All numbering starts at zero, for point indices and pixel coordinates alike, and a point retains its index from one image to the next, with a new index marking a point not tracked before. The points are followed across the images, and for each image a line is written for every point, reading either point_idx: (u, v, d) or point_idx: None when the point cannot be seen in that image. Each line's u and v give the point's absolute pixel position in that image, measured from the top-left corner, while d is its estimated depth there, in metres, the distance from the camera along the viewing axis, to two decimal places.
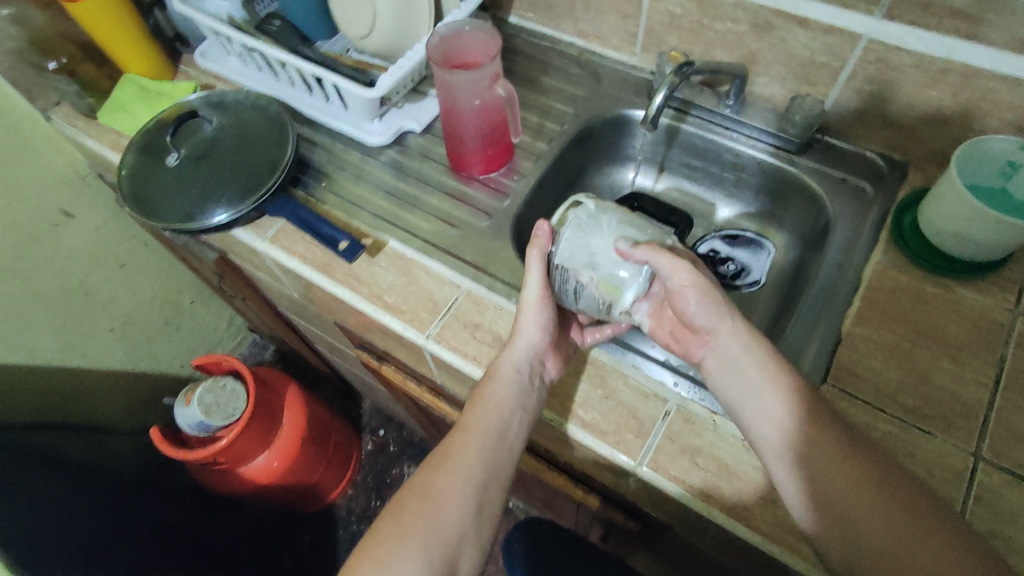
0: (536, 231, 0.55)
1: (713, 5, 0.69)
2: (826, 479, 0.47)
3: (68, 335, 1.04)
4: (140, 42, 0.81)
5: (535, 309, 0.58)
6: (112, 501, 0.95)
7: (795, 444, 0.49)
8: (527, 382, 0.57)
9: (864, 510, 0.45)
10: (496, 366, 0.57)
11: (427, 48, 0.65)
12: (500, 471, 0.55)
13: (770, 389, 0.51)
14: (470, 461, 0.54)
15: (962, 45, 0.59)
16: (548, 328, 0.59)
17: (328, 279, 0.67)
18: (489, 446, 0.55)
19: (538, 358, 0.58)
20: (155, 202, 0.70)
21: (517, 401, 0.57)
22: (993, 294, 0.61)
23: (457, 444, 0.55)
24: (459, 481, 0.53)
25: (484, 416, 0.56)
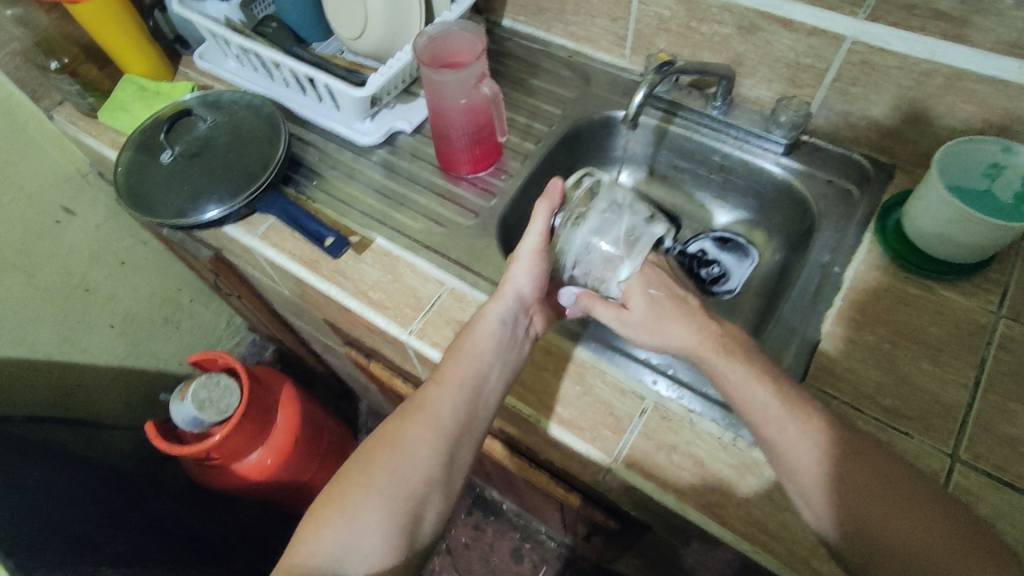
0: (549, 188, 0.59)
1: (700, 7, 0.70)
2: (809, 458, 0.47)
3: (68, 330, 1.06)
4: (137, 44, 0.83)
5: (528, 260, 0.60)
6: (105, 495, 0.96)
7: (779, 425, 0.48)
8: (510, 334, 0.58)
9: (846, 504, 0.45)
10: (480, 316, 0.58)
11: (415, 47, 0.66)
12: (473, 421, 0.55)
13: (759, 385, 0.49)
14: (441, 412, 0.54)
15: (945, 47, 0.59)
16: (537, 282, 0.61)
17: (315, 275, 0.68)
18: (464, 398, 0.55)
19: (524, 310, 0.60)
20: (148, 196, 0.72)
21: (496, 354, 0.57)
22: (977, 296, 0.60)
23: (430, 393, 0.55)
24: (429, 432, 0.53)
25: (462, 367, 0.56)
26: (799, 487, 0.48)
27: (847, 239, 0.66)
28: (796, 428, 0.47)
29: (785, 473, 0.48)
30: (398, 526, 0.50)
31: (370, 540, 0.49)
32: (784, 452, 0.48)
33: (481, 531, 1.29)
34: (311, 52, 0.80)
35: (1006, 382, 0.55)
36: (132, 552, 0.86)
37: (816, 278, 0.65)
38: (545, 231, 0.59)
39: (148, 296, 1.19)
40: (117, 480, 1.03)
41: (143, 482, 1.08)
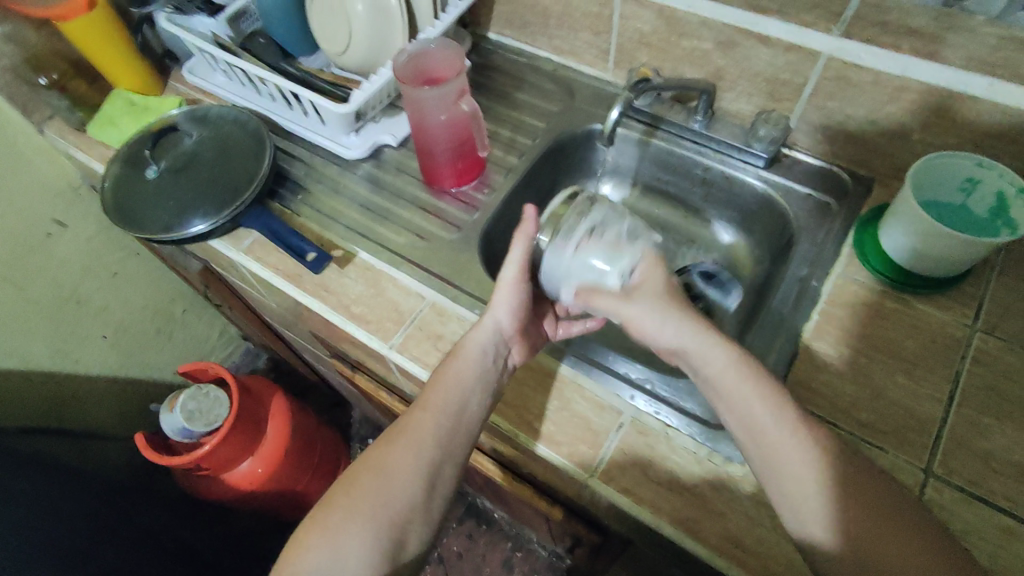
0: (524, 214, 0.58)
1: (679, 23, 0.70)
2: (799, 475, 0.46)
3: (60, 342, 1.07)
4: (127, 60, 0.84)
5: (508, 292, 0.59)
6: (105, 506, 0.96)
7: (768, 441, 0.48)
8: (491, 362, 0.58)
9: (824, 510, 0.45)
10: (463, 343, 0.58)
11: (395, 65, 0.67)
12: (455, 445, 0.55)
13: (748, 389, 0.49)
14: (424, 438, 0.54)
15: (918, 63, 0.59)
16: (518, 313, 0.59)
17: (299, 290, 0.69)
18: (446, 423, 0.55)
19: (504, 342, 0.59)
20: (134, 214, 0.72)
21: (479, 381, 0.57)
22: (953, 310, 0.61)
23: (415, 418, 0.55)
24: (412, 456, 0.53)
25: (445, 392, 0.56)
26: (777, 494, 0.47)
27: (825, 252, 0.67)
28: (781, 432, 0.48)
29: (767, 480, 0.48)
30: (382, 549, 0.50)
31: (354, 565, 0.48)
32: (772, 458, 0.48)
33: (473, 540, 1.30)
34: (297, 67, 0.81)
35: (980, 397, 0.56)
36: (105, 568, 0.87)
37: (794, 291, 0.65)
38: (523, 259, 0.58)
39: (140, 307, 1.20)
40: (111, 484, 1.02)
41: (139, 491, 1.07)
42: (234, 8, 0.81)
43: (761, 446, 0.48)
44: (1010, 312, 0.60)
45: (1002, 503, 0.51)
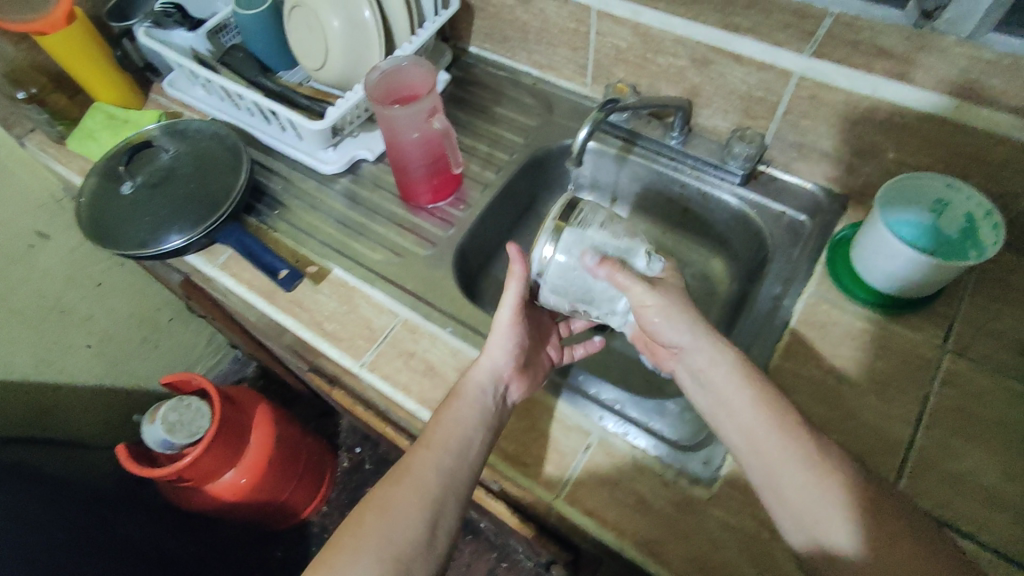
0: (512, 262, 0.57)
1: (654, 40, 0.70)
2: (802, 486, 0.46)
3: (42, 352, 1.07)
4: (105, 72, 0.84)
5: (503, 335, 0.59)
6: (86, 516, 0.95)
7: (769, 453, 0.48)
8: (491, 402, 0.58)
9: (837, 518, 0.44)
10: (462, 384, 0.58)
11: (368, 84, 0.66)
12: (456, 485, 0.54)
13: (747, 398, 0.50)
14: (426, 476, 0.53)
15: (888, 84, 0.59)
16: (516, 352, 0.59)
17: (272, 306, 0.69)
18: (448, 462, 0.54)
19: (502, 381, 0.59)
20: (111, 231, 0.71)
21: (480, 420, 0.56)
22: (924, 330, 0.61)
23: (417, 458, 0.54)
24: (414, 495, 0.52)
25: (444, 429, 0.56)
26: (784, 506, 0.47)
27: (798, 272, 0.67)
28: (778, 441, 0.48)
29: (771, 490, 0.48)
30: None
31: None
32: (772, 467, 0.48)
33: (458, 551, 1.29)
34: (275, 81, 0.81)
35: (949, 419, 0.56)
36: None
37: (766, 310, 0.65)
38: (517, 302, 0.58)
39: (126, 316, 1.20)
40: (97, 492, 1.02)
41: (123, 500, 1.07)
42: (212, 23, 0.82)
43: (762, 456, 0.48)
44: (980, 332, 0.60)
45: (967, 527, 0.51)
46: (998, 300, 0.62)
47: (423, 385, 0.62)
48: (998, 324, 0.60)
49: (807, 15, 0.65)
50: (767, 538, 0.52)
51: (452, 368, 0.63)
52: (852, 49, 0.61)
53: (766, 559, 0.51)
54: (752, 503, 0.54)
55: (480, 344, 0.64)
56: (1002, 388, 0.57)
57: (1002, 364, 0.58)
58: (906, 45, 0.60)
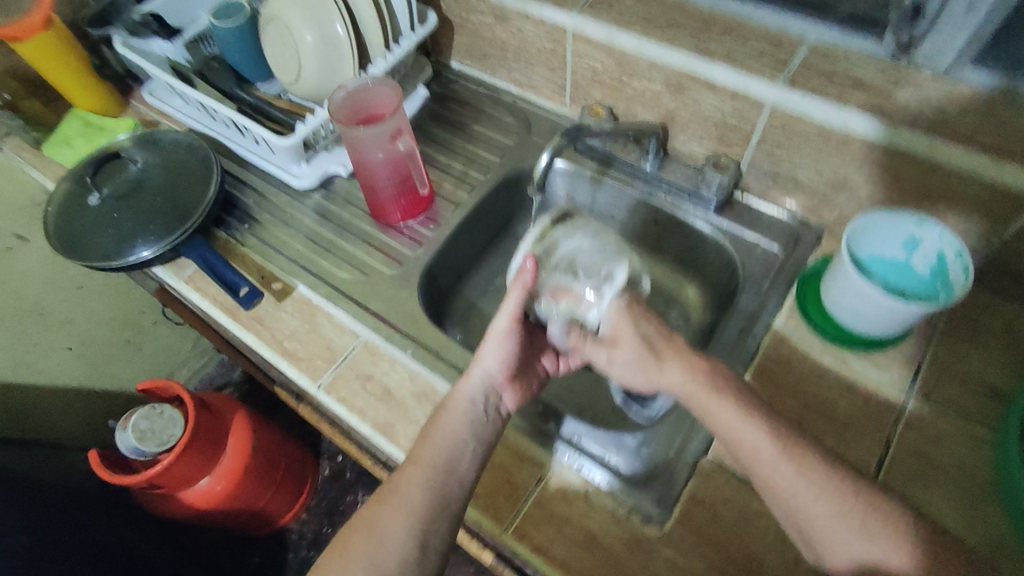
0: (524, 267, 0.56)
1: (629, 63, 0.69)
2: (809, 499, 0.46)
3: (20, 354, 1.06)
4: (85, 79, 0.83)
5: (498, 342, 0.57)
6: (59, 517, 0.93)
7: (768, 467, 0.48)
8: (482, 413, 0.55)
9: (854, 537, 0.45)
10: (451, 397, 0.55)
11: (332, 105, 0.66)
12: (447, 502, 0.50)
13: (747, 417, 0.49)
14: (415, 495, 0.50)
15: (859, 118, 0.58)
16: (509, 361, 0.58)
17: (233, 323, 0.68)
18: (437, 478, 0.51)
19: (494, 391, 0.57)
20: (79, 240, 0.70)
21: (471, 433, 0.54)
22: (890, 370, 0.60)
23: (405, 476, 0.51)
24: (403, 513, 0.49)
25: (432, 446, 0.52)
26: (792, 520, 0.48)
27: (768, 306, 0.65)
28: (776, 453, 0.47)
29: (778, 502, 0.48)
30: None
31: None
32: (772, 482, 0.48)
33: None
34: (252, 94, 0.80)
35: (907, 463, 0.55)
36: None
37: (731, 344, 0.64)
38: (515, 311, 0.56)
39: (107, 319, 1.20)
40: (70, 493, 1.00)
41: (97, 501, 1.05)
42: (190, 32, 0.82)
43: (759, 472, 0.48)
44: (946, 374, 0.59)
45: None
46: (967, 341, 0.61)
47: (380, 409, 0.61)
48: (965, 366, 0.59)
49: (783, 44, 0.64)
50: None
51: (409, 393, 0.62)
52: (826, 81, 0.60)
53: None
54: (702, 544, 0.53)
55: (439, 370, 0.63)
56: (963, 433, 0.56)
57: (964, 409, 0.57)
58: (882, 78, 0.59)
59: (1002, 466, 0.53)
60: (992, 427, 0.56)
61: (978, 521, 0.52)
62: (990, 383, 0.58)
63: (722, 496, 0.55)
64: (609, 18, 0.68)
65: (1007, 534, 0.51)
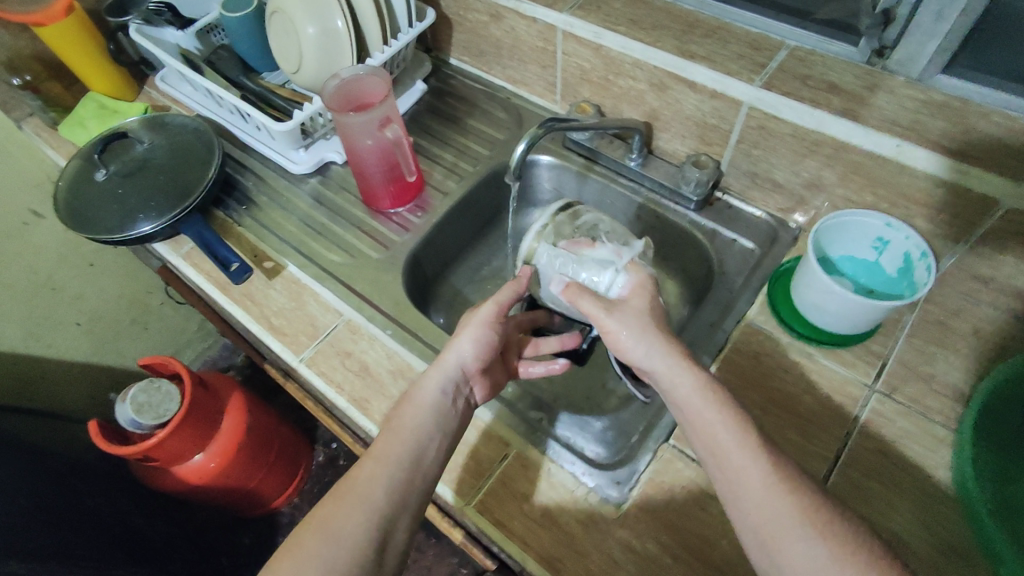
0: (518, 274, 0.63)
1: (615, 62, 0.71)
2: (764, 498, 0.43)
3: (32, 326, 1.11)
4: (102, 64, 0.88)
5: (472, 333, 0.57)
6: (59, 486, 0.96)
7: (728, 464, 0.46)
8: (448, 405, 0.55)
9: (815, 555, 0.41)
10: (417, 388, 0.55)
11: (327, 93, 0.69)
12: (407, 499, 0.50)
13: (716, 415, 0.48)
14: (375, 487, 0.49)
15: (831, 119, 0.59)
16: (481, 353, 0.58)
17: (224, 298, 0.71)
18: (398, 477, 0.50)
19: (464, 381, 0.57)
20: (83, 215, 0.74)
21: (437, 426, 0.54)
22: (855, 367, 0.61)
23: (365, 473, 0.50)
24: (362, 511, 0.47)
25: (395, 441, 0.52)
26: (750, 530, 0.44)
27: (740, 298, 0.67)
28: (744, 457, 0.45)
29: (736, 502, 0.45)
30: None
31: None
32: (734, 486, 0.45)
33: (422, 553, 1.29)
34: (256, 82, 0.84)
35: (867, 459, 0.55)
36: (55, 549, 0.84)
37: (701, 336, 0.65)
38: (503, 303, 0.59)
39: (117, 297, 1.24)
40: (71, 465, 1.03)
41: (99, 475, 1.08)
42: (201, 23, 0.86)
43: (725, 471, 0.46)
44: (910, 374, 0.60)
45: None
46: (934, 343, 0.61)
47: (356, 384, 0.64)
48: (930, 368, 0.60)
49: (763, 46, 0.65)
50: (668, 564, 0.52)
51: (386, 370, 0.65)
52: (801, 83, 0.62)
53: None
54: (658, 527, 0.54)
55: (416, 349, 0.66)
56: (924, 432, 0.56)
57: (927, 409, 0.58)
58: (856, 82, 0.61)
59: (959, 465, 0.53)
60: (953, 428, 0.56)
61: (931, 517, 0.52)
62: (955, 386, 0.59)
63: (681, 481, 0.56)
64: (596, 18, 0.71)
65: (961, 531, 0.51)
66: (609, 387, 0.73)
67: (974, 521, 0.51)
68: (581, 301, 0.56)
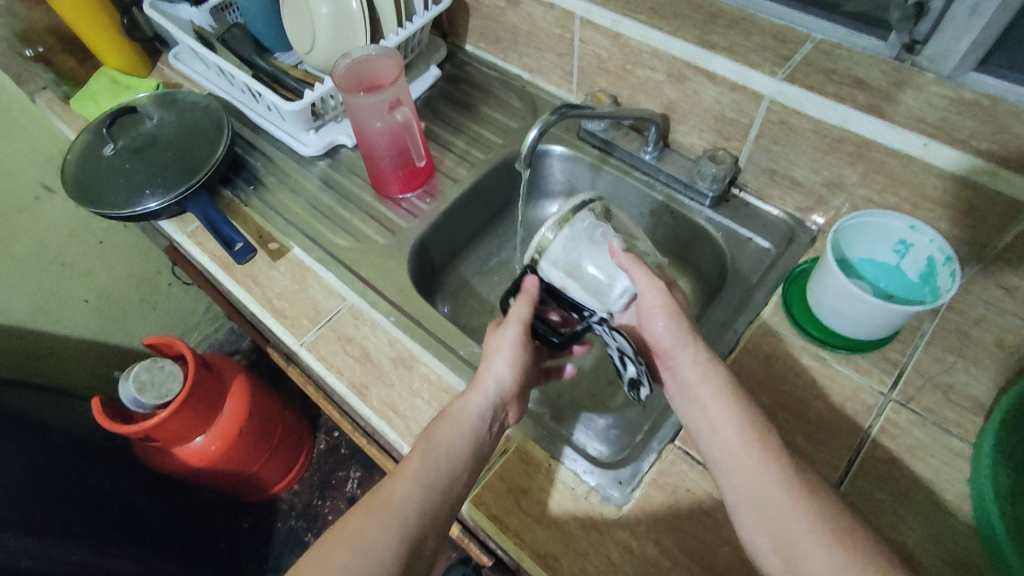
0: (524, 282, 0.57)
1: (633, 51, 0.69)
2: (777, 504, 0.43)
3: (41, 301, 1.11)
4: (116, 38, 0.88)
5: (510, 353, 0.55)
6: (61, 461, 0.96)
7: (741, 465, 0.46)
8: (486, 429, 0.52)
9: (836, 566, 0.40)
10: (456, 410, 0.52)
11: (336, 72, 0.68)
12: (436, 521, 0.46)
13: (730, 417, 0.48)
14: (407, 508, 0.45)
15: (855, 115, 0.57)
16: (519, 376, 0.55)
17: (228, 278, 0.71)
18: (432, 500, 0.47)
19: (501, 405, 0.54)
20: (91, 189, 0.73)
21: (471, 450, 0.50)
22: (871, 374, 0.59)
23: (398, 490, 0.46)
24: (392, 531, 0.44)
25: (431, 463, 0.48)
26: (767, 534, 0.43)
27: (753, 298, 0.65)
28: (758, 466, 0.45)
29: (748, 505, 0.45)
30: None
31: None
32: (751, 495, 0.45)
33: None
34: (269, 62, 0.83)
35: (879, 469, 0.53)
36: (53, 524, 0.84)
37: (711, 336, 0.64)
38: (526, 321, 0.56)
39: (126, 276, 1.25)
40: (75, 441, 1.03)
41: (102, 452, 1.08)
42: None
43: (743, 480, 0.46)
44: (927, 383, 0.58)
45: None
46: (955, 352, 0.59)
47: (357, 370, 0.63)
48: (949, 378, 0.58)
49: (788, 39, 0.63)
50: (666, 567, 0.51)
51: (388, 357, 0.64)
52: (826, 77, 0.59)
53: None
54: (659, 529, 0.52)
55: (418, 337, 0.64)
56: (939, 444, 0.54)
57: (943, 419, 0.55)
58: (884, 79, 0.58)
59: (975, 480, 0.51)
60: (971, 441, 0.54)
61: (942, 532, 0.50)
62: (975, 398, 0.56)
63: (684, 483, 0.54)
64: (616, 5, 0.69)
65: (978, 549, 0.49)
66: (615, 385, 0.72)
67: (995, 553, 0.47)
68: (643, 273, 0.51)
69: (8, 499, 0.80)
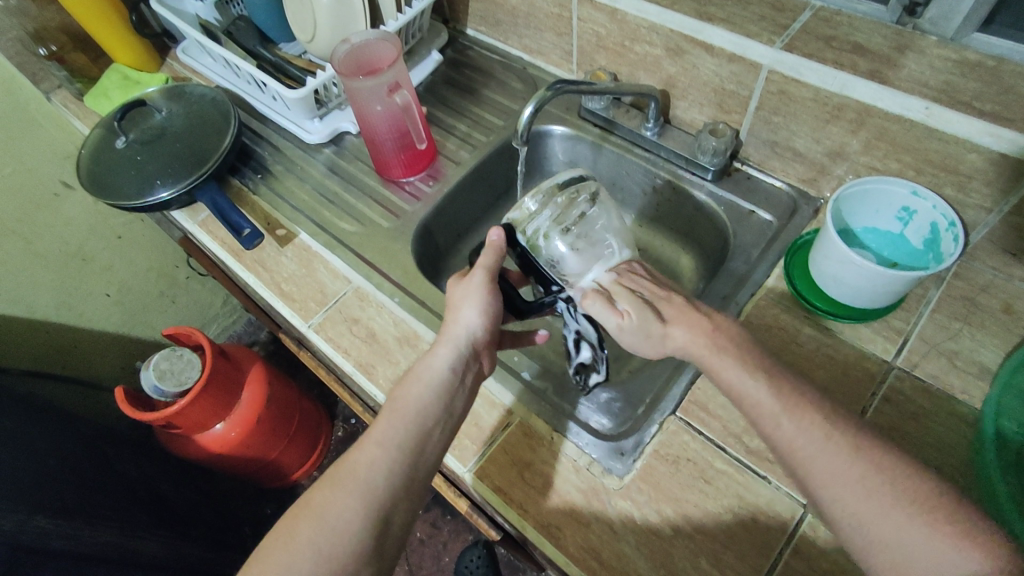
0: (490, 236, 0.56)
1: (630, 27, 0.69)
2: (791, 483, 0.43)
3: (65, 296, 1.15)
4: (124, 34, 0.90)
5: (478, 300, 0.54)
6: (88, 448, 0.99)
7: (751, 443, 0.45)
8: (457, 383, 0.52)
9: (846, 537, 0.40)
10: (425, 364, 0.52)
11: (337, 57, 0.69)
12: (414, 489, 0.47)
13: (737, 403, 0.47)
14: (380, 471, 0.46)
15: (854, 81, 0.56)
16: (489, 323, 0.55)
17: (237, 264, 0.73)
18: (403, 461, 0.47)
19: (473, 356, 0.54)
20: (104, 180, 0.75)
21: (441, 405, 0.51)
22: (875, 343, 0.58)
23: (366, 454, 0.47)
24: (364, 493, 0.45)
25: (401, 420, 0.49)
26: None
27: (755, 271, 0.65)
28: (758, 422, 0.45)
29: None
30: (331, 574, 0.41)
31: None
32: None
33: (438, 529, 1.31)
34: (272, 52, 0.84)
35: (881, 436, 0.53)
36: (80, 505, 0.87)
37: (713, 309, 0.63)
38: (491, 268, 0.56)
39: (144, 270, 1.28)
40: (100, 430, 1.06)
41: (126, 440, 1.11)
42: None
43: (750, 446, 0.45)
44: (932, 350, 0.57)
45: None
46: (962, 320, 0.58)
47: (363, 350, 0.64)
48: (954, 344, 0.57)
49: (786, 8, 0.63)
50: (668, 535, 0.51)
51: (393, 336, 0.65)
52: (825, 44, 0.59)
53: (664, 554, 0.50)
54: (660, 498, 0.53)
55: (422, 317, 0.65)
56: (945, 410, 0.54)
57: (948, 386, 0.55)
58: (885, 44, 0.57)
59: (979, 444, 0.51)
60: (976, 407, 0.54)
61: None
62: (982, 363, 0.56)
63: (685, 453, 0.55)
64: None
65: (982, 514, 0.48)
66: (619, 362, 0.72)
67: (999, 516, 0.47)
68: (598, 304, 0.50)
69: (36, 481, 0.83)
